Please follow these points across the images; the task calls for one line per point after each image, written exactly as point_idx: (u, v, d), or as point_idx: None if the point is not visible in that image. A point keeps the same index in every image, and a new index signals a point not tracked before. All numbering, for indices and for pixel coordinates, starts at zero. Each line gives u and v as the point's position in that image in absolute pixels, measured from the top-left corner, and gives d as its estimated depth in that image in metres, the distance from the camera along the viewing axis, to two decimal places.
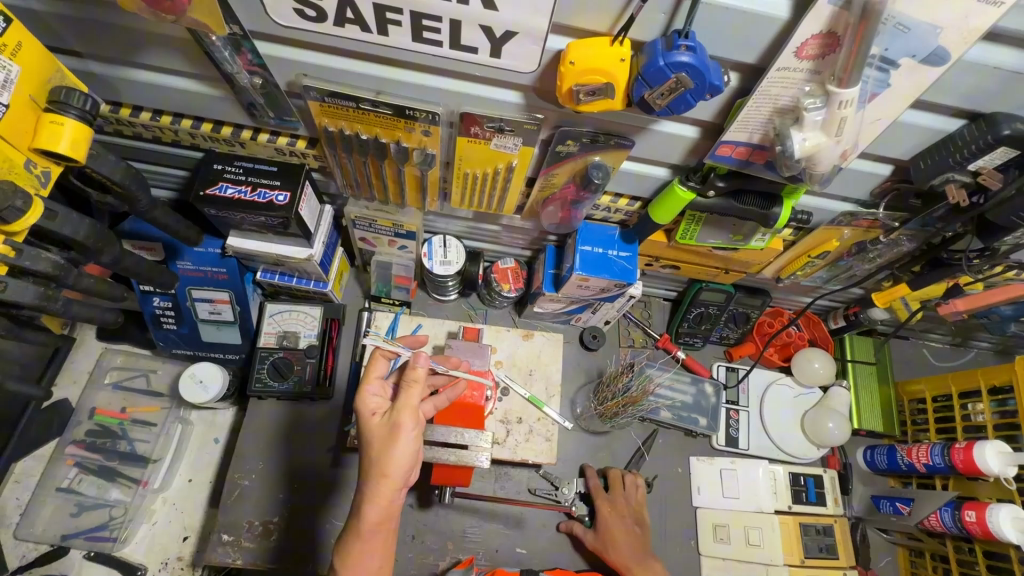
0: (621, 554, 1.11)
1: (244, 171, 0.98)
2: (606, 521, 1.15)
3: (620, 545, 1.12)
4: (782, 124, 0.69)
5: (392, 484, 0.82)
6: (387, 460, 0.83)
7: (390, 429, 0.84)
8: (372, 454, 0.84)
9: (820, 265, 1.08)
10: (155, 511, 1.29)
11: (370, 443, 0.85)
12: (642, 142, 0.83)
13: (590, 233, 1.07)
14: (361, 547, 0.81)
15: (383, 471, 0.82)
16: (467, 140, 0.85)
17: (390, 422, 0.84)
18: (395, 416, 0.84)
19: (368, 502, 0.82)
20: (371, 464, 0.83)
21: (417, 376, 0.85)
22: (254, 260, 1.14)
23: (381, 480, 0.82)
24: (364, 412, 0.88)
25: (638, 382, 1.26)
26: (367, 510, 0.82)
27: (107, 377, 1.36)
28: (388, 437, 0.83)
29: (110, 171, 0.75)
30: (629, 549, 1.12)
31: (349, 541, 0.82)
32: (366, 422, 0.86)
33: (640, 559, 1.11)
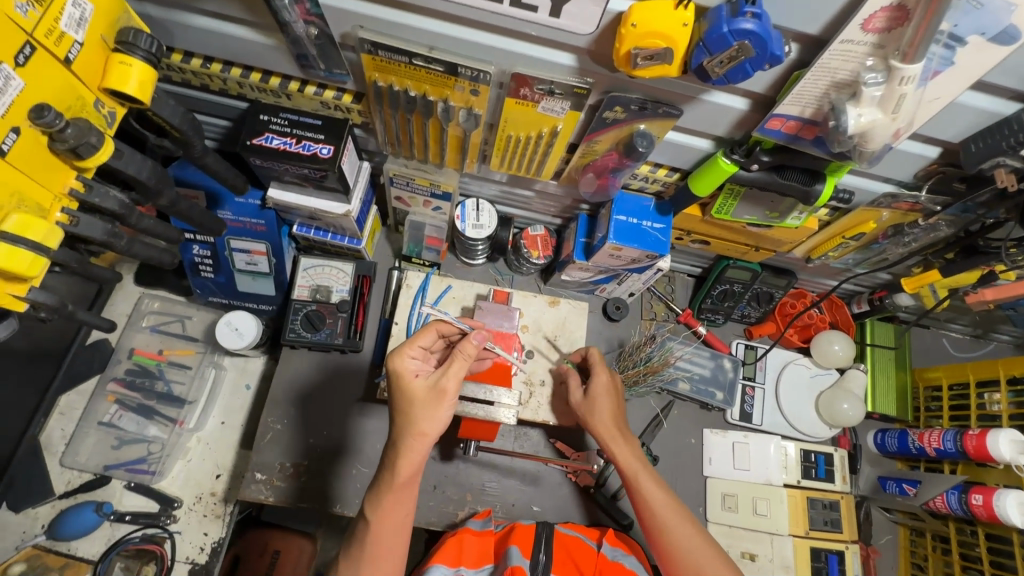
0: (606, 424, 1.07)
1: (289, 123, 0.99)
2: (596, 391, 1.08)
3: (609, 416, 1.06)
4: (838, 99, 0.69)
5: (426, 441, 0.89)
6: (427, 419, 0.89)
7: (435, 394, 0.89)
8: (416, 414, 0.89)
9: (853, 247, 1.08)
10: (190, 449, 1.35)
11: (413, 403, 0.89)
12: (691, 112, 0.83)
13: (625, 203, 1.08)
14: (393, 499, 0.89)
15: (422, 429, 0.88)
16: (515, 102, 0.86)
17: (437, 386, 0.89)
18: (441, 383, 0.89)
19: (402, 457, 0.88)
20: (413, 423, 0.88)
21: (470, 354, 0.91)
22: (292, 213, 1.17)
23: (419, 438, 0.88)
24: (407, 374, 0.91)
25: (661, 353, 1.32)
26: (400, 466, 0.88)
27: (145, 321, 1.41)
28: (431, 400, 0.89)
29: (170, 115, 0.77)
30: (619, 421, 1.07)
31: (382, 491, 0.89)
32: (409, 384, 0.90)
33: (625, 432, 1.07)
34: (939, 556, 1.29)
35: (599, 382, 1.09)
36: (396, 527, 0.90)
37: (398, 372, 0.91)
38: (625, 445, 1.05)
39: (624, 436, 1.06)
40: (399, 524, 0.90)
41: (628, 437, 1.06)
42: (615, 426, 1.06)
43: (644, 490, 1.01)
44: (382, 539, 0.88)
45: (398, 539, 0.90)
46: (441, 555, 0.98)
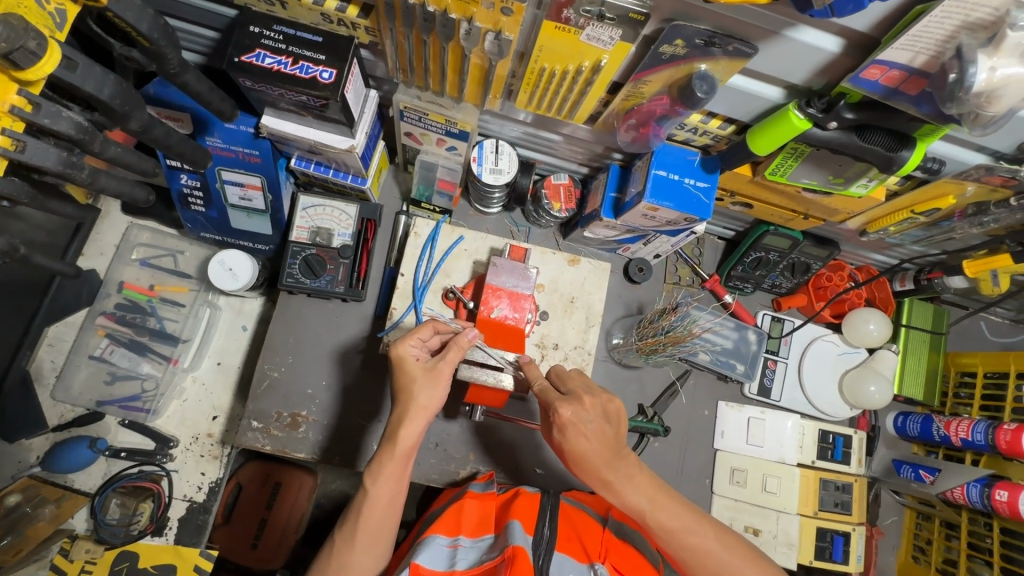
0: (589, 467, 0.85)
1: (284, 38, 0.84)
2: (567, 434, 0.84)
3: (591, 460, 0.84)
4: (967, 43, 0.56)
5: (427, 415, 0.86)
6: (428, 396, 0.86)
7: (432, 376, 0.87)
8: (416, 393, 0.86)
9: (918, 223, 0.96)
10: (185, 389, 1.31)
11: (413, 381, 0.86)
12: (768, 52, 0.69)
13: (666, 156, 0.95)
14: (394, 470, 0.84)
15: (423, 405, 0.86)
16: (555, 27, 0.71)
17: (435, 372, 0.87)
18: (439, 366, 0.87)
19: (403, 426, 0.85)
20: (413, 398, 0.85)
21: (467, 342, 0.90)
22: (289, 145, 1.04)
23: (419, 412, 0.85)
24: (407, 357, 0.88)
25: (685, 324, 1.20)
26: (403, 434, 0.85)
27: (135, 254, 1.32)
28: (431, 377, 0.86)
29: (136, 19, 0.63)
30: (598, 459, 0.84)
31: (383, 460, 0.85)
32: (406, 363, 0.87)
33: (616, 470, 0.84)
34: (942, 541, 1.27)
35: (564, 418, 0.84)
36: (387, 506, 0.84)
37: (396, 355, 0.88)
38: (623, 490, 0.84)
39: (615, 478, 0.84)
40: (395, 499, 0.85)
41: (619, 476, 0.84)
42: (602, 470, 0.84)
43: (658, 532, 0.85)
44: (376, 512, 0.83)
45: (388, 514, 0.85)
46: (439, 524, 0.93)
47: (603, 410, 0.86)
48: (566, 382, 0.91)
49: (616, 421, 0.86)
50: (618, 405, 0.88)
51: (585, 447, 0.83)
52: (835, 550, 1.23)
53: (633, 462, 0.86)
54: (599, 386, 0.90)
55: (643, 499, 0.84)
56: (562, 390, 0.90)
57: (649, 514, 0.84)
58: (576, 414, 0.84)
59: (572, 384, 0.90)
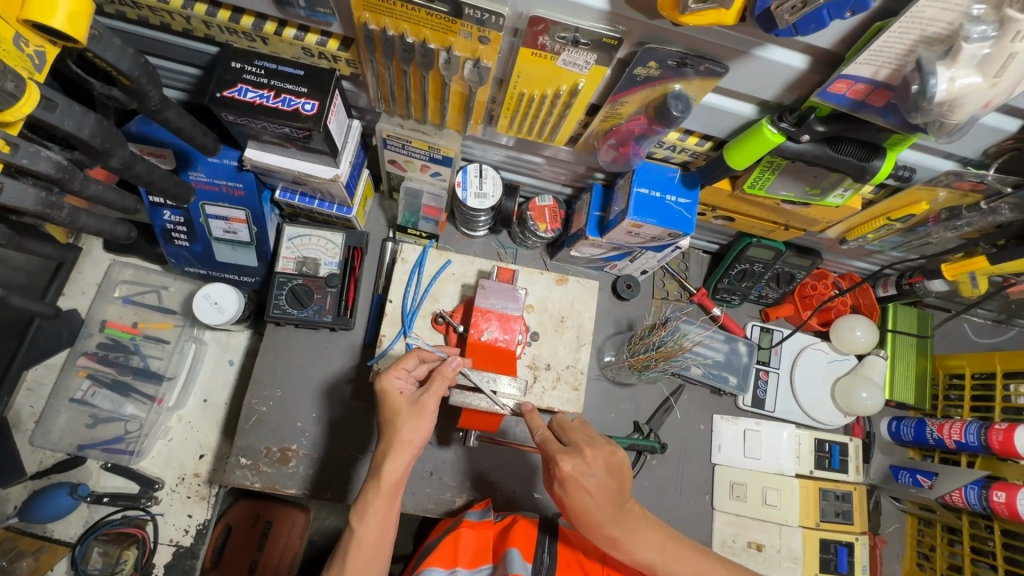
0: (592, 523, 0.83)
1: (266, 72, 0.86)
2: (569, 488, 0.82)
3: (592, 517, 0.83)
4: (927, 57, 0.58)
5: (411, 450, 0.84)
6: (412, 431, 0.85)
7: (415, 408, 0.86)
8: (399, 428, 0.85)
9: (895, 229, 0.98)
10: (170, 428, 1.27)
11: (396, 415, 0.85)
12: (738, 71, 0.71)
13: (647, 174, 0.96)
14: (380, 507, 0.83)
15: (407, 439, 0.84)
16: (532, 53, 0.73)
17: (418, 402, 0.86)
18: (422, 398, 0.86)
19: (387, 462, 0.83)
20: (397, 431, 0.84)
21: (451, 372, 0.88)
22: (273, 177, 1.04)
23: (403, 446, 0.84)
24: (392, 393, 0.87)
25: (675, 339, 1.20)
26: (387, 470, 0.83)
27: (117, 291, 1.30)
28: (416, 410, 0.85)
29: (116, 59, 0.64)
30: (602, 515, 0.82)
31: (368, 499, 0.83)
32: (391, 396, 0.87)
33: (619, 522, 0.83)
34: (945, 546, 1.26)
35: (565, 471, 0.82)
36: (378, 542, 0.83)
37: (381, 388, 0.87)
38: (625, 544, 0.83)
39: (617, 533, 0.83)
40: (383, 537, 0.83)
41: (625, 531, 0.83)
42: (605, 524, 0.82)
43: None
44: (364, 551, 0.81)
45: (378, 555, 0.82)
46: (437, 555, 0.90)
47: (606, 463, 0.84)
48: (569, 434, 0.88)
49: (620, 474, 0.84)
50: (622, 456, 0.86)
51: (586, 501, 0.81)
52: (840, 563, 1.21)
53: (638, 514, 0.86)
54: (601, 437, 0.87)
55: (649, 552, 0.84)
56: (563, 440, 0.88)
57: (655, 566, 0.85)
58: (578, 468, 0.82)
59: (573, 435, 0.87)
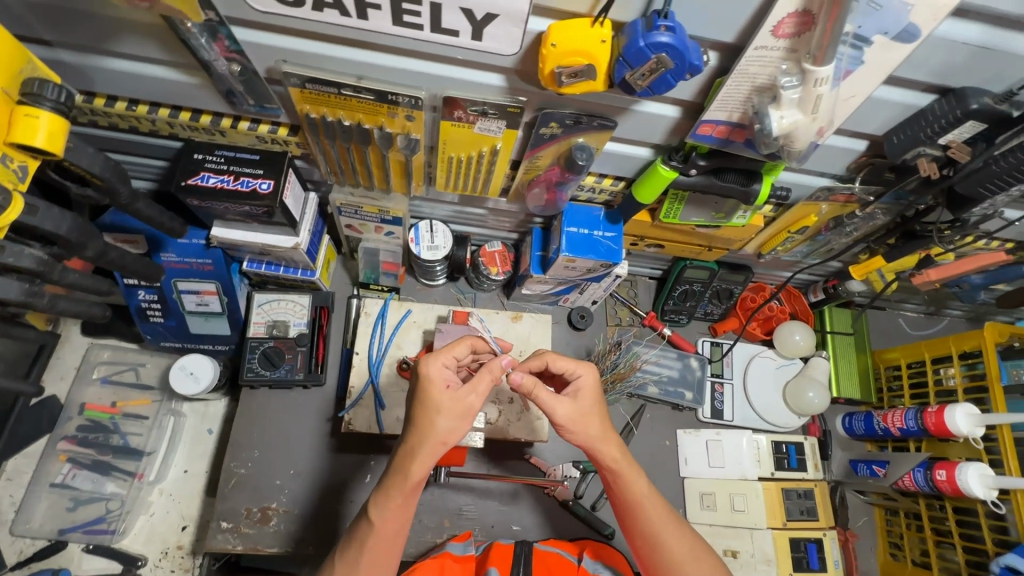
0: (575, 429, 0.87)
1: (226, 160, 0.97)
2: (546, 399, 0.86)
3: (574, 427, 0.86)
4: (760, 102, 0.70)
5: (441, 452, 0.83)
6: (450, 431, 0.83)
7: (461, 409, 0.83)
8: (438, 423, 0.82)
9: (799, 240, 1.11)
10: (152, 503, 1.30)
11: (439, 410, 0.83)
12: (626, 123, 0.84)
13: (574, 214, 1.08)
14: (399, 504, 0.83)
15: (442, 439, 0.82)
16: (451, 124, 0.85)
17: (465, 399, 0.83)
18: (469, 397, 0.84)
19: (416, 461, 0.82)
20: (434, 430, 0.82)
21: (500, 370, 0.86)
22: (239, 250, 1.14)
23: (437, 447, 0.82)
24: (437, 386, 0.83)
25: (627, 359, 1.34)
26: (415, 469, 0.82)
27: (96, 373, 1.35)
28: (459, 409, 0.83)
29: (89, 164, 0.74)
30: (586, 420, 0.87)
31: (392, 491, 0.83)
32: (436, 385, 0.83)
33: (605, 430, 0.88)
34: (912, 533, 1.32)
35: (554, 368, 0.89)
36: (393, 536, 0.84)
37: (426, 372, 0.84)
38: (602, 448, 0.87)
39: (602, 433, 0.88)
40: (395, 532, 0.84)
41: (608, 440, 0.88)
42: (587, 429, 0.87)
43: (625, 478, 0.88)
44: (381, 542, 0.83)
45: (391, 548, 0.85)
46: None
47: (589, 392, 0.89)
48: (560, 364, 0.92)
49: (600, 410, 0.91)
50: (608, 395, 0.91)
51: (570, 408, 0.86)
52: (812, 559, 1.26)
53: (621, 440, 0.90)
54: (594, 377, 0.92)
55: (625, 454, 0.88)
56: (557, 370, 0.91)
57: (623, 470, 0.88)
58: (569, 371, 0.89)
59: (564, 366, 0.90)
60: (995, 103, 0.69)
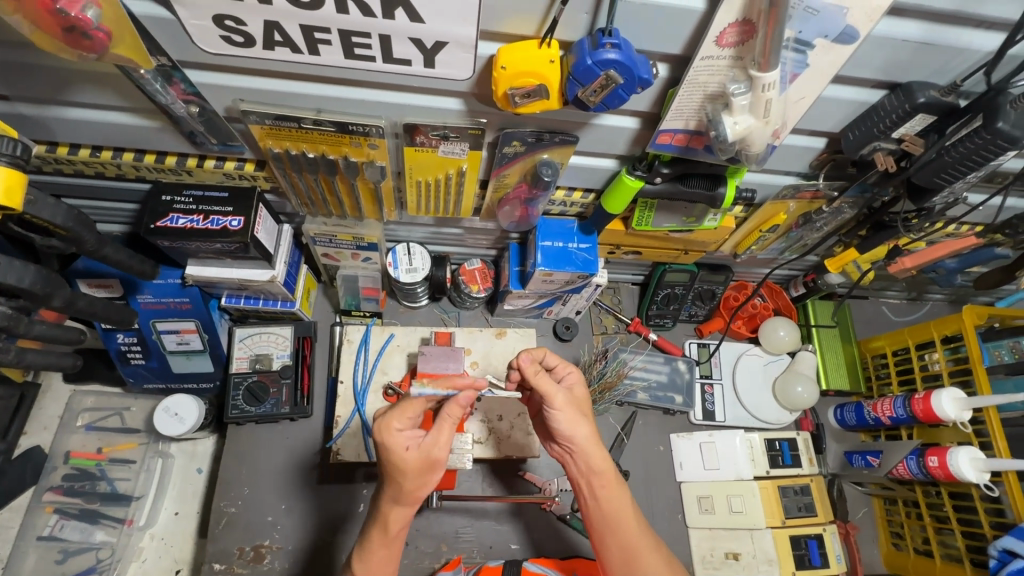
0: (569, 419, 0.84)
1: (194, 199, 0.97)
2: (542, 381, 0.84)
3: (563, 421, 0.84)
4: (713, 109, 0.71)
5: (417, 502, 0.82)
6: (420, 486, 0.80)
7: (426, 463, 0.79)
8: (403, 483, 0.79)
9: (773, 238, 1.12)
10: (143, 549, 1.28)
11: (404, 470, 0.78)
12: (588, 137, 0.84)
13: (548, 228, 1.09)
14: (383, 554, 0.83)
15: (414, 494, 0.80)
16: (415, 150, 0.86)
17: (430, 454, 0.79)
18: (433, 450, 0.79)
19: (392, 515, 0.81)
20: (403, 489, 0.79)
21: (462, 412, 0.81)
22: (216, 286, 1.13)
23: (410, 500, 0.80)
24: (396, 448, 0.77)
25: (614, 367, 1.34)
26: (393, 522, 0.82)
27: (79, 420, 1.33)
28: (425, 464, 0.79)
29: (51, 215, 0.74)
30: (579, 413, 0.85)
31: (371, 546, 0.83)
32: (396, 449, 0.77)
33: (595, 432, 0.85)
34: (912, 521, 1.31)
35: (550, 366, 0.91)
36: None
37: (382, 437, 0.78)
38: (587, 450, 0.84)
39: (590, 435, 0.84)
40: None
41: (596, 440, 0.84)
42: (576, 426, 0.84)
43: (609, 488, 0.84)
44: None
45: None
46: None
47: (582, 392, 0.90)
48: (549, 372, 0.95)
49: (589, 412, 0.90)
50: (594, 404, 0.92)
51: (565, 397, 0.84)
52: (813, 556, 1.25)
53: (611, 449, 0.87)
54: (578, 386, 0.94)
55: (611, 461, 0.84)
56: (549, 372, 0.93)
57: (610, 478, 0.84)
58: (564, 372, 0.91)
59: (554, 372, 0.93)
60: (942, 95, 0.70)
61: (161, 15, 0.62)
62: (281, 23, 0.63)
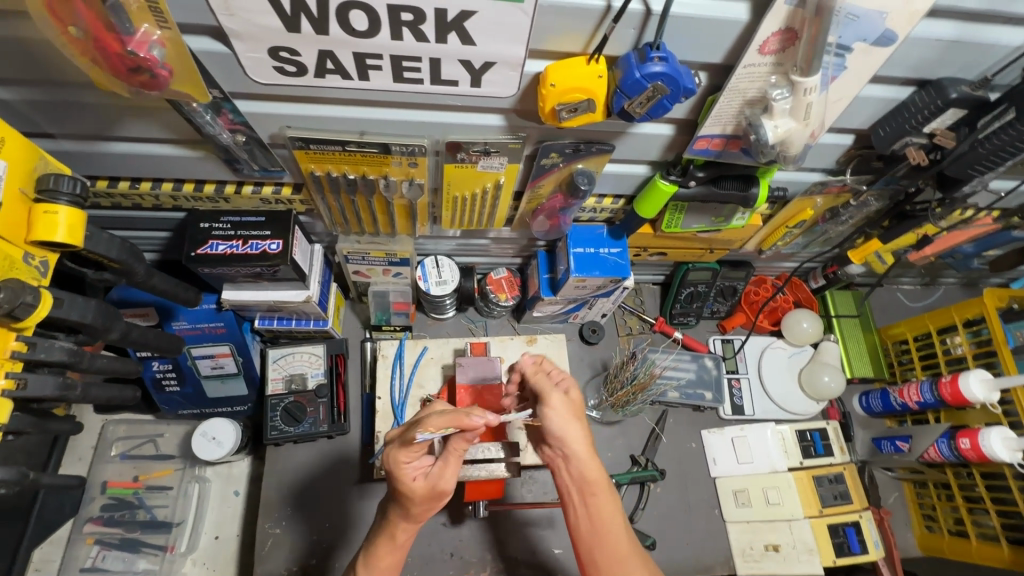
0: (560, 420, 0.80)
1: (232, 225, 0.97)
2: (546, 390, 0.82)
3: (556, 429, 0.80)
4: (753, 114, 0.73)
5: (422, 521, 0.84)
6: (427, 509, 0.82)
7: (435, 494, 0.79)
8: (411, 507, 0.80)
9: (798, 233, 1.14)
10: (186, 575, 1.28)
11: (412, 500, 0.79)
12: (623, 145, 0.86)
13: (579, 235, 1.11)
14: (388, 565, 0.86)
15: (419, 517, 0.82)
16: (454, 166, 0.87)
17: (436, 486, 0.79)
18: (442, 483, 0.78)
19: (398, 534, 0.84)
20: (411, 515, 0.81)
21: (468, 447, 0.79)
22: (251, 309, 1.13)
23: (415, 522, 0.83)
24: (404, 479, 0.78)
25: (645, 369, 1.33)
26: (398, 537, 0.84)
27: (114, 449, 1.33)
28: (432, 496, 0.79)
29: (107, 249, 0.74)
30: (566, 415, 0.81)
31: (377, 556, 0.86)
32: (403, 476, 0.78)
33: (587, 440, 0.81)
34: (944, 503, 1.33)
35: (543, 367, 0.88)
36: None
37: (391, 467, 0.78)
38: (582, 455, 0.79)
39: (584, 439, 0.80)
40: None
41: (584, 442, 0.80)
42: (570, 430, 0.80)
43: (597, 491, 0.80)
44: None
45: None
46: None
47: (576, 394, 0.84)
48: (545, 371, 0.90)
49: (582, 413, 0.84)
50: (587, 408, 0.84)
51: (561, 404, 0.80)
52: (852, 543, 1.27)
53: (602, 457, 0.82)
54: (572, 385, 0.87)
55: (603, 470, 0.80)
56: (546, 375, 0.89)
57: (599, 485, 0.79)
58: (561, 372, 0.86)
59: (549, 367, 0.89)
60: (973, 90, 0.72)
61: (218, 50, 0.63)
62: (334, 51, 0.64)
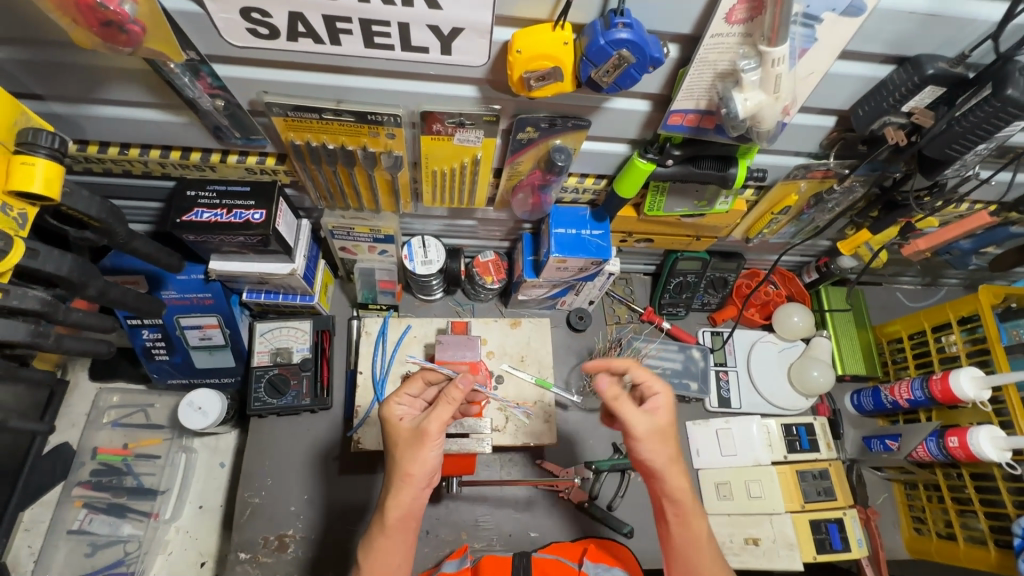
0: (641, 444, 0.87)
1: (218, 194, 1.00)
2: (624, 407, 0.86)
3: (642, 446, 0.87)
4: (724, 88, 0.73)
5: (414, 483, 0.84)
6: (413, 461, 0.85)
7: (417, 436, 0.86)
8: (399, 456, 0.86)
9: (784, 221, 1.13)
10: (169, 542, 1.30)
11: (398, 444, 0.87)
12: (599, 121, 0.86)
13: (561, 216, 1.11)
14: (383, 543, 0.84)
15: (407, 472, 0.84)
16: (432, 138, 0.88)
17: (419, 430, 0.85)
18: (423, 424, 0.85)
19: (391, 499, 0.84)
20: (398, 464, 0.85)
21: (455, 394, 0.84)
22: (238, 281, 1.15)
23: (403, 479, 0.84)
24: (393, 418, 0.91)
25: (628, 355, 1.36)
26: (390, 506, 0.84)
27: (106, 417, 1.37)
28: (418, 439, 0.85)
29: (86, 207, 0.77)
30: (654, 439, 0.86)
31: (375, 535, 0.85)
32: (394, 423, 0.90)
33: (673, 460, 0.87)
34: (934, 505, 1.30)
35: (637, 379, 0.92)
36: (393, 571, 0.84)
37: (384, 415, 0.92)
38: (668, 476, 0.86)
39: (673, 458, 0.87)
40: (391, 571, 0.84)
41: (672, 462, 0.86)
42: (659, 453, 0.86)
43: (687, 513, 0.87)
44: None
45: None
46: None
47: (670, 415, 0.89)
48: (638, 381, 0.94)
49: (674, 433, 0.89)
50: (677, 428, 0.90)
51: (644, 429, 0.85)
52: (834, 540, 1.25)
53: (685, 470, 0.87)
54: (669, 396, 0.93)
55: (688, 491, 0.87)
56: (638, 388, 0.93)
57: (685, 505, 0.86)
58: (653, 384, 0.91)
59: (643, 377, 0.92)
60: (950, 67, 0.72)
61: (191, 10, 0.66)
62: (305, 14, 0.65)
